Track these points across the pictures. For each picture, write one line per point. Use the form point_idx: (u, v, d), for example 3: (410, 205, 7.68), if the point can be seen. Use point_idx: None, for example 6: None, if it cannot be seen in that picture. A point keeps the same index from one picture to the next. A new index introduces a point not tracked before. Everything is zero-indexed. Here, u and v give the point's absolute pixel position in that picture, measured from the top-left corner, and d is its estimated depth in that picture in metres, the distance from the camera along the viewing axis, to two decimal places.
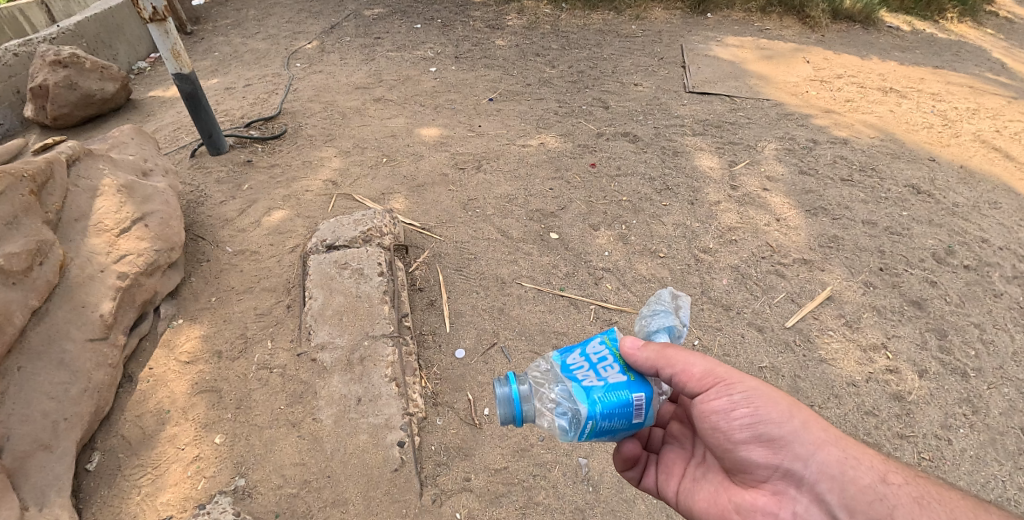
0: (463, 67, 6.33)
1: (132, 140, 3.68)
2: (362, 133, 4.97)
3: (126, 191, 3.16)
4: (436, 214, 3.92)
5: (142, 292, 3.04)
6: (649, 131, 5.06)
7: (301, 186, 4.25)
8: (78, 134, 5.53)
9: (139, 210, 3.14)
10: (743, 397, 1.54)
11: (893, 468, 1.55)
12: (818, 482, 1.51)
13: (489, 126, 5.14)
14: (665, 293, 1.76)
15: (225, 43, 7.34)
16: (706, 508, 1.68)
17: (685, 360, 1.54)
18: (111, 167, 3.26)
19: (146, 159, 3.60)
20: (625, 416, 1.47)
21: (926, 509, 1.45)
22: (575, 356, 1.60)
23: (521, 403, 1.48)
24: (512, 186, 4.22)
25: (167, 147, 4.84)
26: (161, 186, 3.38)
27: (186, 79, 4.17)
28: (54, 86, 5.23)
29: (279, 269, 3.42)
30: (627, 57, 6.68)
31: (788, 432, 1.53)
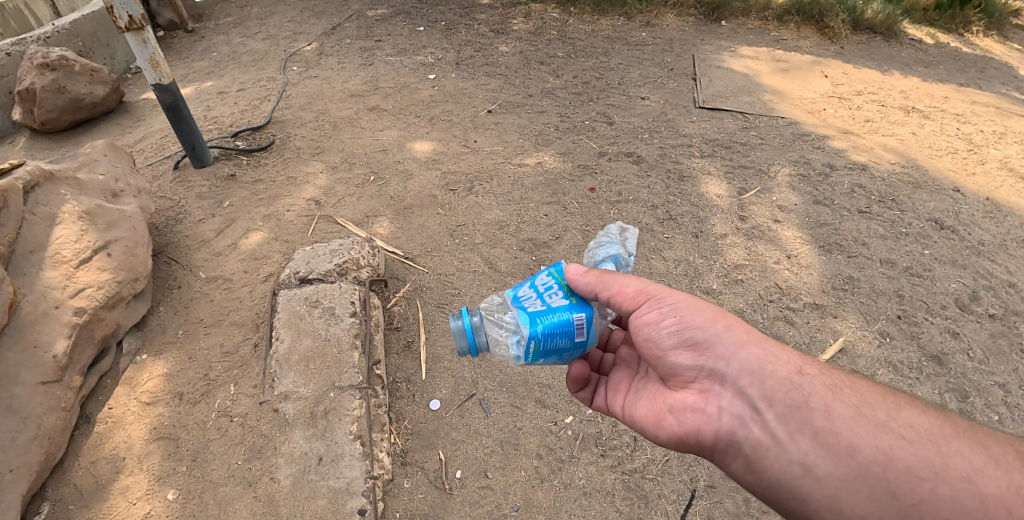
0: (464, 74, 6.09)
1: (106, 157, 3.51)
2: (353, 146, 4.76)
3: (89, 218, 2.99)
4: (420, 243, 3.68)
5: (102, 327, 2.87)
6: (654, 151, 4.74)
7: (283, 205, 4.06)
8: (66, 139, 5.38)
9: (103, 239, 2.97)
10: (671, 308, 1.71)
11: (811, 363, 1.66)
12: (740, 378, 1.61)
13: (484, 142, 4.89)
14: (614, 229, 2.11)
15: (224, 42, 7.16)
16: (646, 416, 1.81)
17: (617, 282, 1.75)
18: (76, 191, 3.09)
19: (119, 179, 3.43)
20: (567, 335, 1.66)
21: (838, 396, 1.55)
22: (526, 290, 1.78)
23: (474, 333, 1.68)
24: (504, 211, 3.99)
25: (152, 157, 4.67)
26: (129, 210, 3.21)
27: (166, 90, 3.98)
28: (42, 90, 5.08)
29: (251, 301, 3.23)
30: (634, 67, 6.37)
31: (712, 335, 1.66)
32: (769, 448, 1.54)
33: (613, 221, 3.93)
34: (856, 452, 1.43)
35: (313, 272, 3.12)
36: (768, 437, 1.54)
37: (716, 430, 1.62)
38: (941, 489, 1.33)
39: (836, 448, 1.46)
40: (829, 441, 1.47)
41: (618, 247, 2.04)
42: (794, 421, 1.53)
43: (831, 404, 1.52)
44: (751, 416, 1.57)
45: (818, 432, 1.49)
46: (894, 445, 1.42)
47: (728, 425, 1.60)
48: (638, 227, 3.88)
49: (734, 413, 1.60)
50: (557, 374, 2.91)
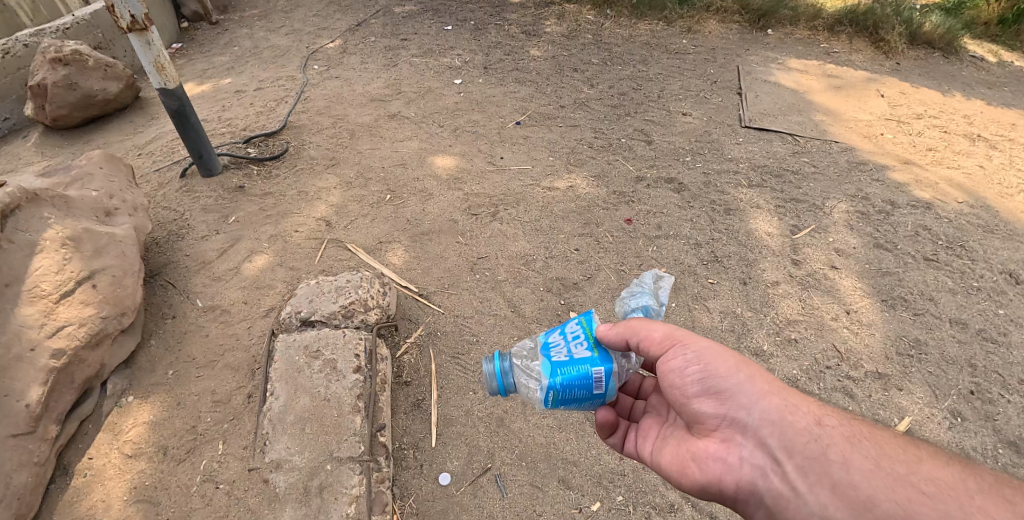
0: (492, 79, 5.66)
1: (101, 170, 3.23)
2: (370, 159, 4.43)
3: (74, 244, 2.70)
4: (437, 278, 3.32)
5: (84, 368, 2.61)
6: (697, 179, 4.27)
7: (291, 225, 3.74)
8: (77, 137, 5.07)
9: (87, 268, 2.69)
10: (695, 355, 1.61)
11: (833, 413, 1.53)
12: (761, 427, 1.50)
13: (509, 159, 4.48)
14: (649, 276, 1.97)
15: (246, 36, 6.87)
16: (667, 464, 1.68)
17: (644, 325, 1.67)
18: (63, 212, 2.80)
19: (113, 195, 3.14)
20: (585, 388, 1.59)
21: (861, 447, 1.42)
22: (555, 334, 1.72)
23: (500, 378, 1.66)
24: (531, 243, 3.61)
25: (160, 162, 4.40)
26: (120, 232, 2.92)
27: (172, 94, 3.68)
28: (53, 86, 4.78)
29: (249, 340, 2.94)
30: (677, 77, 5.85)
31: (733, 384, 1.56)
32: (789, 499, 1.41)
33: (652, 262, 3.53)
34: (876, 506, 1.30)
35: (316, 314, 2.82)
36: (788, 489, 1.42)
37: (736, 480, 1.50)
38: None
39: (856, 502, 1.33)
40: (848, 494, 1.35)
41: (651, 297, 1.91)
42: (813, 474, 1.40)
43: (852, 457, 1.39)
44: (772, 467, 1.46)
45: (838, 484, 1.37)
46: (919, 501, 1.28)
47: (748, 475, 1.48)
48: (680, 272, 3.48)
49: (755, 463, 1.49)
50: (583, 449, 2.56)
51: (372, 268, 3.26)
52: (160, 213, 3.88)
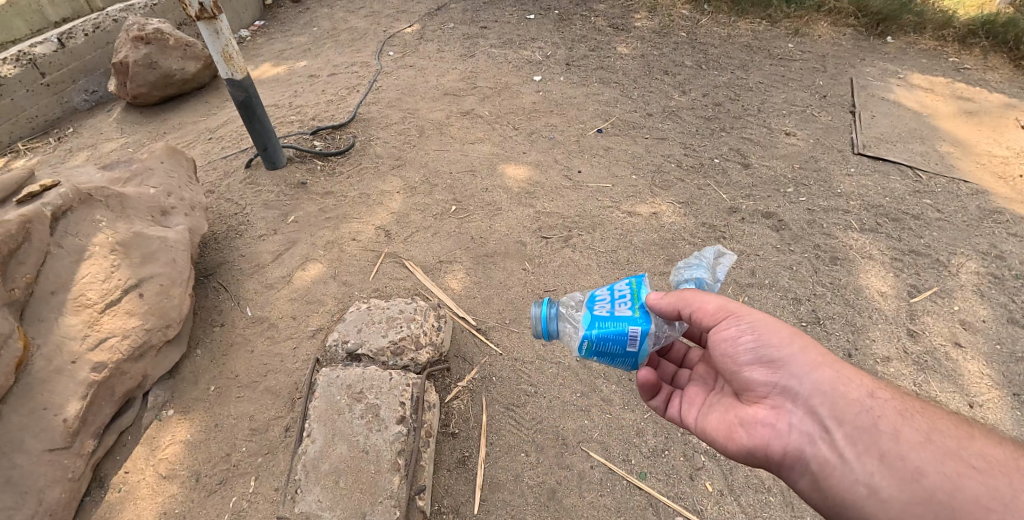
0: (574, 78, 5.20)
1: (162, 166, 3.14)
2: (437, 163, 4.16)
3: (123, 250, 2.62)
4: (497, 311, 3.04)
5: (125, 380, 2.52)
6: (801, 213, 3.67)
7: (349, 232, 3.55)
8: (156, 115, 5.08)
9: (135, 276, 2.59)
10: (750, 326, 1.57)
11: (882, 385, 1.53)
12: (812, 398, 1.48)
13: (587, 173, 4.05)
14: (710, 249, 1.81)
15: (327, 16, 6.74)
16: (711, 428, 1.67)
17: (696, 296, 1.61)
18: (117, 214, 2.73)
19: (171, 193, 3.05)
20: (619, 343, 1.57)
21: (908, 420, 1.44)
22: (603, 289, 1.70)
23: (546, 322, 1.67)
24: (605, 278, 3.23)
25: (229, 150, 4.32)
26: (171, 237, 2.81)
27: (240, 86, 3.56)
28: (133, 65, 4.79)
29: (292, 362, 2.78)
30: (783, 86, 5.11)
31: (787, 354, 1.52)
32: (836, 467, 1.42)
33: None
34: (923, 478, 1.33)
35: (364, 347, 2.61)
36: (837, 458, 1.42)
37: (784, 445, 1.49)
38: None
39: (902, 472, 1.35)
40: (896, 464, 1.37)
41: (707, 271, 1.76)
42: (863, 444, 1.41)
43: (900, 429, 1.41)
44: (822, 436, 1.45)
45: (887, 455, 1.38)
46: (965, 475, 1.31)
47: (796, 444, 1.47)
48: None
49: (805, 430, 1.48)
50: None
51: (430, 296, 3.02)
52: (222, 207, 3.79)
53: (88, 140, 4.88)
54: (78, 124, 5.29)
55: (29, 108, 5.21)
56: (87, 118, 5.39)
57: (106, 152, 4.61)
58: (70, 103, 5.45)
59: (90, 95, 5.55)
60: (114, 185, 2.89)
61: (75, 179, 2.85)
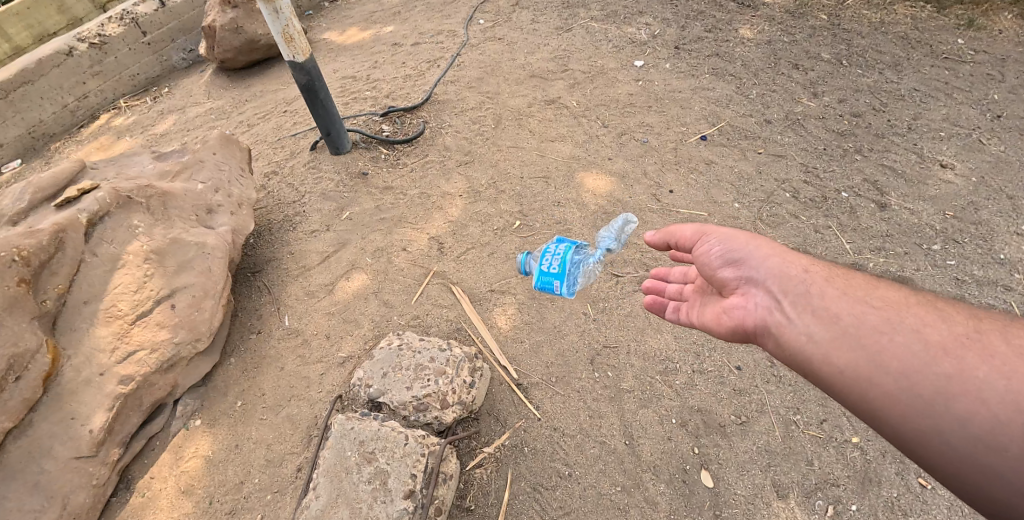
0: (681, 66, 4.49)
1: (213, 159, 3.09)
2: (508, 163, 3.78)
3: (158, 259, 2.56)
4: (542, 366, 2.69)
5: (153, 391, 2.46)
6: (946, 284, 2.96)
7: (402, 240, 3.30)
8: (241, 81, 5.19)
9: (167, 287, 2.53)
10: (717, 239, 1.65)
11: (827, 264, 1.54)
12: (767, 278, 1.50)
13: (679, 194, 3.48)
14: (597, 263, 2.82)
15: None
16: (704, 329, 1.69)
17: (679, 229, 1.80)
18: (157, 218, 2.68)
19: (218, 190, 2.98)
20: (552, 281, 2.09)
21: (842, 283, 1.45)
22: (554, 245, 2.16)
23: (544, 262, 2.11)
24: (677, 339, 2.76)
25: (301, 128, 4.23)
26: (209, 242, 2.70)
27: (302, 69, 3.45)
28: (220, 30, 4.86)
29: (317, 391, 2.62)
30: (947, 97, 4.10)
31: (745, 249, 1.58)
32: (786, 330, 1.43)
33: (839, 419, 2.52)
34: (844, 321, 1.36)
35: (386, 396, 2.38)
36: (786, 320, 1.43)
37: (750, 323, 1.51)
38: (900, 340, 1.28)
39: (830, 321, 1.37)
40: (827, 315, 1.38)
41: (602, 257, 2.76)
42: (801, 302, 1.43)
43: (829, 289, 1.42)
44: (776, 306, 1.46)
45: (817, 308, 1.40)
46: (870, 310, 1.35)
47: (757, 319, 1.49)
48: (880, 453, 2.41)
49: (763, 306, 1.50)
50: None
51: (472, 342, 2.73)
52: (281, 193, 3.71)
53: (178, 103, 5.14)
54: (174, 83, 5.59)
55: (131, 66, 5.49)
56: (183, 78, 5.65)
57: (192, 117, 4.84)
58: (169, 61, 5.72)
59: (187, 53, 5.81)
60: (162, 180, 2.87)
61: (127, 173, 2.87)
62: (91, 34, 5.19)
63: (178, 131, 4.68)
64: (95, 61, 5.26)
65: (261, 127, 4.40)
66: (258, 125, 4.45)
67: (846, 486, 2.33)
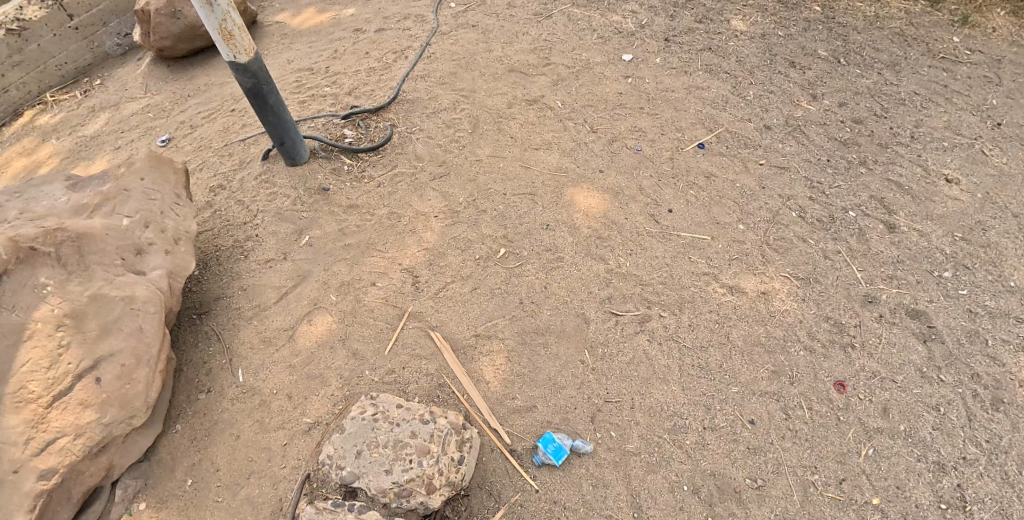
0: (673, 60, 4.25)
1: (141, 186, 2.85)
2: (489, 177, 3.43)
3: (74, 323, 2.26)
4: (537, 423, 2.44)
5: (83, 480, 2.14)
6: (959, 317, 2.78)
7: (372, 272, 2.99)
8: (182, 72, 5.04)
9: (89, 357, 2.23)
10: None
11: None
12: None
13: (679, 214, 3.22)
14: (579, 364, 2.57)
15: None
16: None
17: None
18: (73, 271, 2.38)
19: (149, 224, 2.74)
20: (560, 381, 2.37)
21: None
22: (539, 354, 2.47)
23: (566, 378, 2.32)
24: (684, 391, 2.53)
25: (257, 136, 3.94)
26: (139, 296, 2.41)
27: (245, 71, 3.05)
28: (156, 14, 4.73)
29: (280, 467, 2.33)
30: (947, 102, 3.91)
31: None
32: None
33: (858, 478, 2.31)
34: None
35: (362, 481, 2.07)
36: None
37: None
38: None
39: None
40: None
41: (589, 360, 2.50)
42: None
43: None
44: None
45: None
46: None
47: None
48: (902, 519, 2.21)
49: None
50: None
51: (457, 401, 2.48)
52: (230, 211, 3.39)
53: (112, 98, 4.91)
54: (107, 73, 5.24)
55: (58, 54, 5.10)
56: (118, 67, 5.30)
57: (128, 115, 4.67)
58: (101, 47, 5.33)
59: (122, 38, 5.42)
60: (78, 215, 2.61)
61: (37, 209, 2.61)
62: (9, 19, 4.76)
63: (113, 132, 4.52)
64: (15, 50, 4.86)
65: (204, 129, 4.24)
66: (201, 126, 4.29)
67: None
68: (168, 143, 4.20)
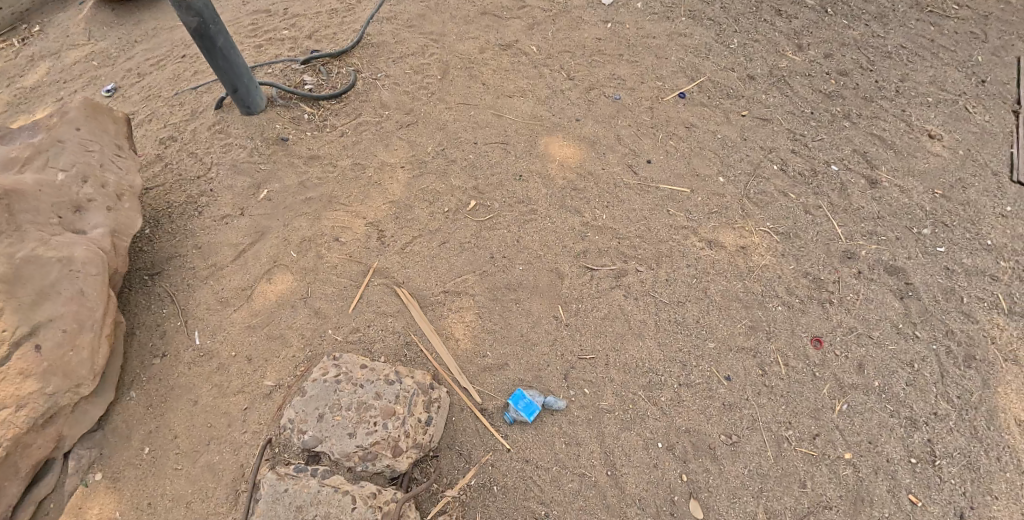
0: (654, 5, 4.05)
1: (77, 136, 2.61)
2: (460, 126, 3.25)
3: (6, 288, 2.09)
4: (509, 382, 2.36)
5: (30, 453, 2.01)
6: (937, 274, 2.74)
7: (334, 228, 2.83)
8: (128, 16, 4.67)
9: (25, 324, 2.08)
10: None
11: None
12: None
13: (658, 166, 3.10)
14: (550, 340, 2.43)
15: None
16: None
17: None
18: (3, 230, 2.19)
19: (88, 178, 2.53)
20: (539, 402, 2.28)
21: None
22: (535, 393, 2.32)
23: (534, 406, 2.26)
24: (660, 347, 2.46)
25: (210, 85, 3.66)
26: (78, 257, 2.26)
27: (189, 8, 2.79)
28: None
29: (241, 432, 2.23)
30: (933, 57, 3.79)
31: None
32: None
33: (832, 433, 2.29)
34: None
35: (324, 445, 1.98)
36: None
37: None
38: None
39: None
40: None
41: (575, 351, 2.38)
42: None
43: None
44: None
45: None
46: None
47: None
48: (874, 473, 2.20)
49: None
50: None
51: (425, 360, 2.40)
52: (182, 165, 3.16)
53: (52, 44, 4.53)
54: (46, 19, 4.84)
55: None
56: (58, 12, 4.91)
57: (70, 63, 4.31)
58: None
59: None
60: (7, 171, 2.38)
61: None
62: None
63: (53, 82, 4.17)
64: None
65: (153, 78, 3.94)
66: (150, 74, 3.98)
67: (837, 508, 2.12)
68: (114, 93, 3.90)
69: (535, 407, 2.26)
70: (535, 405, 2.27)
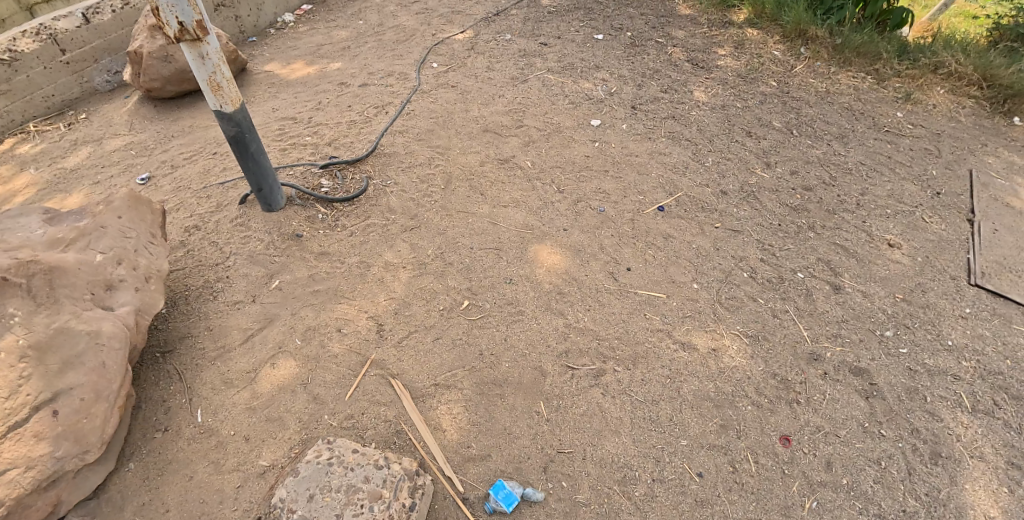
0: (638, 127, 4.57)
1: (117, 223, 2.94)
2: (458, 231, 3.60)
3: (38, 355, 2.29)
4: (491, 472, 2.50)
5: (29, 514, 2.13)
6: (900, 375, 2.93)
7: (337, 319, 3.08)
8: (167, 113, 5.21)
9: (48, 390, 2.26)
10: None
11: None
12: None
13: (637, 272, 3.40)
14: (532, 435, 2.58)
15: (378, 21, 6.25)
16: None
17: None
18: (43, 303, 2.43)
19: (121, 261, 2.81)
20: (520, 494, 2.40)
21: None
22: (517, 487, 2.43)
23: (518, 499, 2.38)
24: (635, 442, 2.62)
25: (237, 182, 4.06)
26: (105, 331, 2.47)
27: (229, 120, 3.22)
28: (148, 57, 4.98)
29: (232, 509, 2.34)
30: (891, 172, 4.21)
31: None
32: None
33: None
34: None
35: None
36: None
37: None
38: None
39: None
40: None
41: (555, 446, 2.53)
42: None
43: None
44: None
45: None
46: None
47: None
48: None
49: None
50: None
51: (412, 449, 2.54)
52: (202, 251, 3.47)
53: (95, 132, 5.03)
54: (92, 109, 5.39)
55: (46, 85, 5.26)
56: (104, 103, 5.47)
57: (109, 151, 4.77)
58: (89, 82, 5.52)
59: (112, 75, 5.64)
60: (53, 249, 2.68)
61: (11, 241, 2.67)
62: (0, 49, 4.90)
63: (92, 167, 4.60)
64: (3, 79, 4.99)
65: (184, 171, 4.36)
66: (182, 167, 4.42)
67: None
68: (147, 181, 4.30)
69: (517, 499, 2.38)
70: (518, 497, 2.39)
